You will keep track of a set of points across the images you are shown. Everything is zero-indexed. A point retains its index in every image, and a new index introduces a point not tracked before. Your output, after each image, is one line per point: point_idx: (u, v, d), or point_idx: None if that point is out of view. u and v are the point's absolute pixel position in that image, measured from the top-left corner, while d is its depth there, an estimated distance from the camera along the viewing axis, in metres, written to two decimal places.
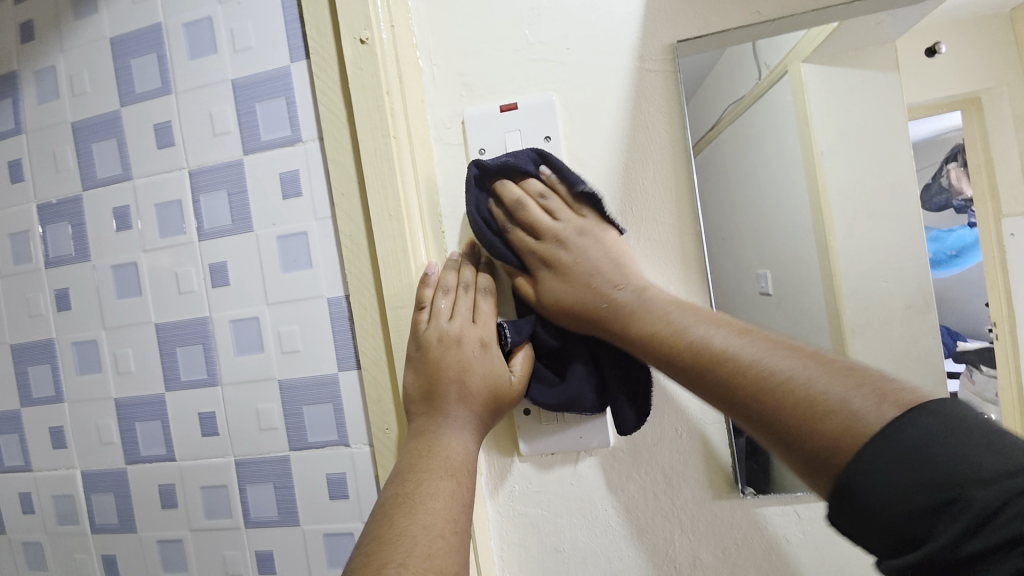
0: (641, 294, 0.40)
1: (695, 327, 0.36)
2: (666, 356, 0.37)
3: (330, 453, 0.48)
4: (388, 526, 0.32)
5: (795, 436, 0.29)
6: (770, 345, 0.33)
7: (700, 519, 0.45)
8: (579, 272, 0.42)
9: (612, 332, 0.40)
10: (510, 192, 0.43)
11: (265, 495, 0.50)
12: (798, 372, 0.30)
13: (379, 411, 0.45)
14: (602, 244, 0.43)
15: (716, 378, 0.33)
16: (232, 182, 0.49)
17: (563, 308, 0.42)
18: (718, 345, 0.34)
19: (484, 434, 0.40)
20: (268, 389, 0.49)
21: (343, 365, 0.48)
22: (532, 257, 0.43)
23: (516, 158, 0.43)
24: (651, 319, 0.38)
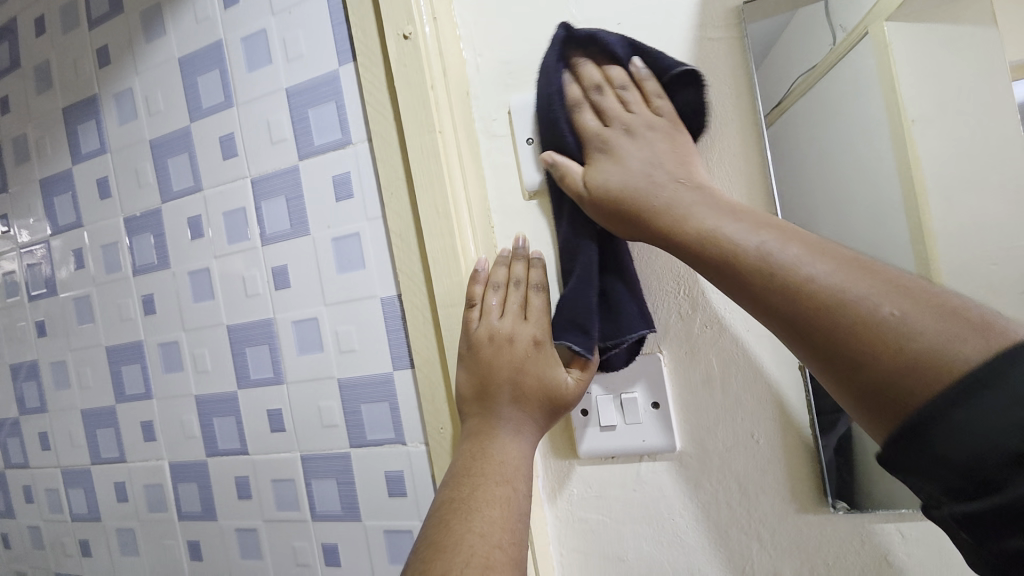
0: (692, 195, 0.35)
1: (753, 235, 0.31)
2: (717, 266, 0.32)
3: (388, 451, 0.49)
4: (445, 532, 0.31)
5: (867, 361, 0.25)
6: (850, 263, 0.28)
7: (781, 534, 0.41)
8: (634, 160, 0.39)
9: (651, 235, 0.36)
10: (589, 74, 0.42)
11: (329, 490, 0.52)
12: (883, 293, 0.26)
13: (434, 410, 0.45)
14: (667, 140, 0.39)
15: (777, 287, 0.29)
16: (290, 187, 0.51)
17: (603, 190, 0.38)
18: (787, 252, 0.29)
19: (541, 438, 0.39)
20: (328, 387, 0.51)
21: (398, 364, 0.48)
22: (594, 140, 0.41)
23: (608, 36, 0.41)
24: (693, 224, 0.34)
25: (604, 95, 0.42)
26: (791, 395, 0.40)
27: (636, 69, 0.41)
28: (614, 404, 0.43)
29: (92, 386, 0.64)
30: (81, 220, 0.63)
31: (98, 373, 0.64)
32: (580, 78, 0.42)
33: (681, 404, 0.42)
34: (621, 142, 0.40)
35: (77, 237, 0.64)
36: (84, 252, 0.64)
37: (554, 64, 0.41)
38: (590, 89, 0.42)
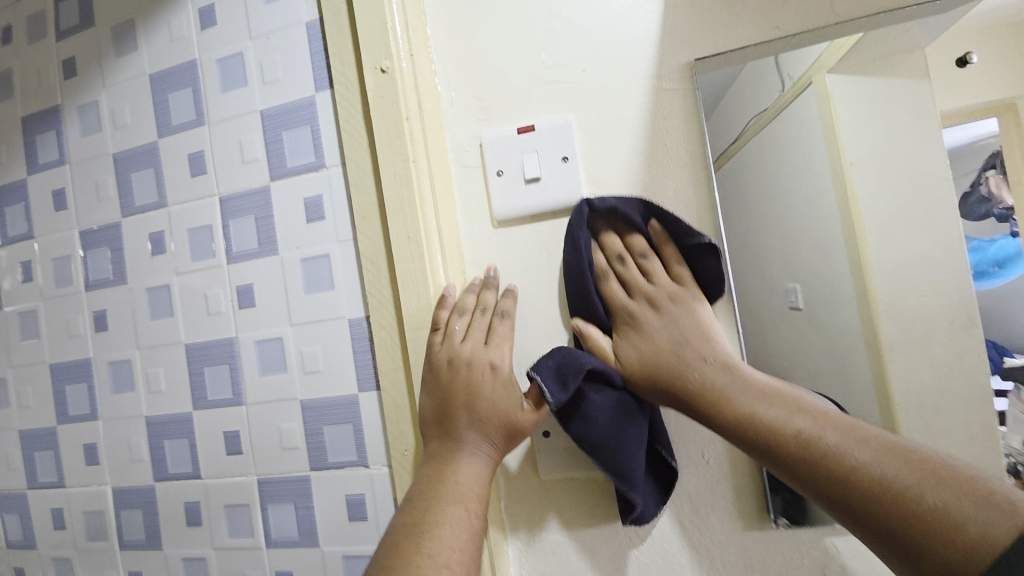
0: (727, 370, 0.39)
1: (793, 420, 0.34)
2: (760, 444, 0.35)
3: (350, 473, 0.49)
4: (396, 555, 0.32)
5: (925, 549, 0.27)
6: (887, 448, 0.31)
7: (728, 550, 0.43)
8: (663, 336, 0.42)
9: (691, 408, 0.39)
10: (612, 244, 0.45)
11: (287, 515, 0.50)
12: (921, 481, 0.29)
13: (399, 432, 0.46)
14: (691, 311, 0.43)
15: (823, 471, 0.32)
16: (260, 207, 0.51)
17: (639, 365, 0.41)
18: (823, 435, 0.33)
19: (498, 459, 0.39)
20: (290, 408, 0.50)
21: (364, 385, 0.48)
22: (621, 314, 0.43)
23: (627, 207, 0.43)
24: (736, 403, 0.37)
25: (627, 267, 0.45)
26: None
27: (654, 233, 0.44)
28: None
29: (30, 406, 0.61)
30: (31, 231, 0.61)
31: (38, 392, 0.60)
32: (602, 249, 0.45)
33: None
34: (646, 314, 0.43)
35: (26, 248, 0.61)
36: (32, 265, 0.61)
37: (581, 241, 0.43)
38: (613, 258, 0.45)
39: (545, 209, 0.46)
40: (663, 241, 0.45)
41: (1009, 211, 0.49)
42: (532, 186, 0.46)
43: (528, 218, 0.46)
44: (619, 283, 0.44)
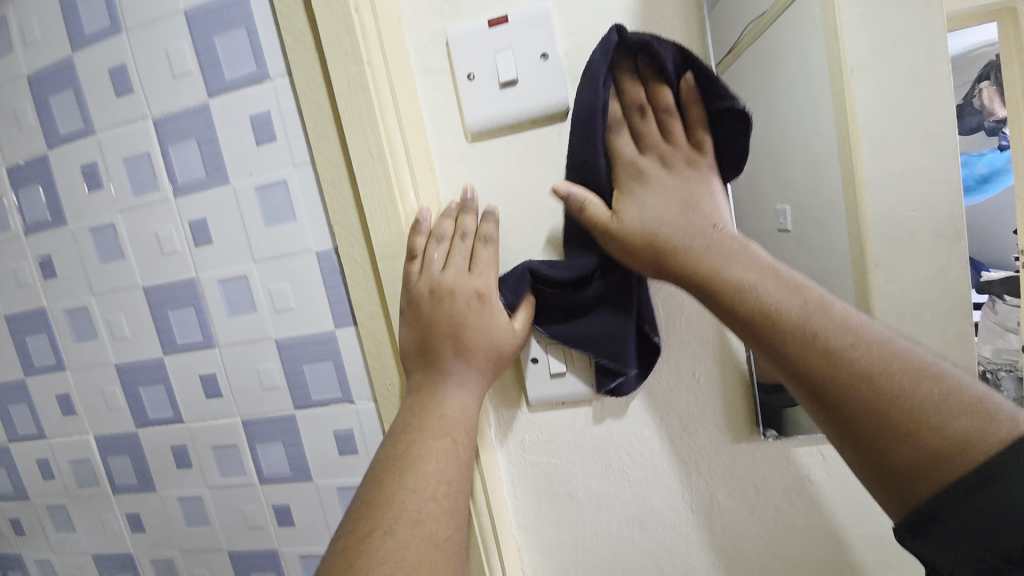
0: (727, 243, 0.36)
1: (785, 301, 0.32)
2: (745, 321, 0.33)
3: (335, 410, 0.47)
4: (379, 489, 0.31)
5: (898, 446, 0.26)
6: (883, 346, 0.29)
7: (718, 463, 0.44)
8: (671, 197, 0.38)
9: (686, 280, 0.36)
10: (630, 91, 0.38)
11: (276, 453, 0.50)
12: (921, 384, 0.27)
13: (381, 366, 0.44)
14: (704, 184, 0.39)
15: (806, 354, 0.30)
16: (201, 129, 0.45)
17: (642, 218, 0.37)
18: (832, 335, 0.30)
19: (488, 389, 0.38)
20: (265, 348, 0.48)
21: (340, 321, 0.45)
22: (627, 166, 0.38)
23: (661, 46, 0.36)
24: (726, 273, 0.34)
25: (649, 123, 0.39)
26: (731, 335, 0.42)
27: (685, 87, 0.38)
28: (563, 352, 0.43)
29: None
30: None
31: None
32: (619, 95, 0.39)
33: None
34: (657, 172, 0.38)
35: None
36: None
37: (601, 73, 0.36)
38: (630, 106, 0.39)
39: (524, 118, 0.40)
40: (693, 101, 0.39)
41: (1000, 125, 0.44)
42: (508, 91, 0.40)
43: (506, 129, 0.41)
44: (633, 141, 0.39)
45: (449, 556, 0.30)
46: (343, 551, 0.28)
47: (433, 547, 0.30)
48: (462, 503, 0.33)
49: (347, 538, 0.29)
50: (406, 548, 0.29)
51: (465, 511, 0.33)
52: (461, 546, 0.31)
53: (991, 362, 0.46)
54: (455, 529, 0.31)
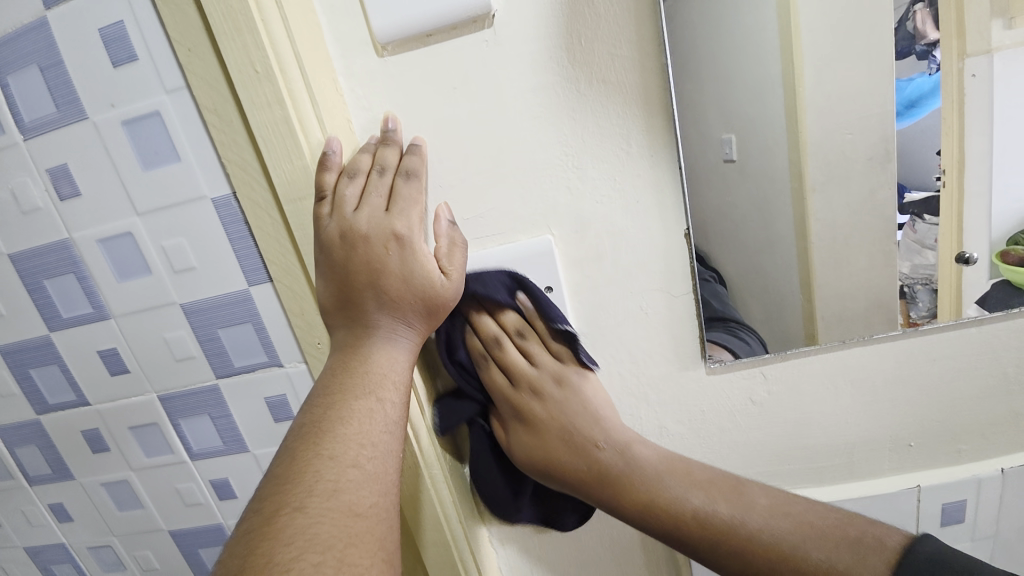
0: (556, 427, 0.43)
1: (612, 453, 0.41)
2: (602, 496, 0.42)
3: (262, 376, 0.43)
4: (291, 461, 0.27)
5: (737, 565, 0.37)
6: (681, 473, 0.40)
7: (666, 391, 0.45)
8: (553, 427, 0.43)
9: (544, 475, 0.44)
10: (485, 328, 0.43)
11: (202, 427, 0.45)
12: (706, 496, 0.39)
13: (305, 324, 0.39)
14: (579, 395, 0.43)
15: (661, 519, 0.39)
16: (39, 50, 0.36)
17: (530, 461, 0.43)
18: (643, 464, 0.41)
19: (418, 343, 0.34)
20: (170, 315, 0.42)
21: (253, 278, 0.40)
22: (506, 402, 0.44)
23: (491, 275, 0.40)
24: (566, 457, 0.43)
25: (489, 323, 0.43)
26: (679, 266, 0.41)
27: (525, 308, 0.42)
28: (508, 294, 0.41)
29: None
30: None
31: None
32: (477, 334, 0.43)
33: (576, 290, 0.42)
34: (533, 404, 0.43)
35: None
36: None
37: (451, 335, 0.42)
38: (488, 342, 0.43)
39: (443, 25, 0.34)
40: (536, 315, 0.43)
41: (934, 47, 0.43)
42: None
43: (423, 39, 0.35)
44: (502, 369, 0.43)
45: (378, 526, 0.26)
46: (247, 535, 0.24)
47: (357, 520, 0.25)
48: (392, 466, 0.29)
49: (250, 522, 0.25)
50: (321, 524, 0.24)
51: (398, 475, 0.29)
52: (395, 515, 0.28)
53: (909, 277, 0.46)
54: (384, 497, 0.27)
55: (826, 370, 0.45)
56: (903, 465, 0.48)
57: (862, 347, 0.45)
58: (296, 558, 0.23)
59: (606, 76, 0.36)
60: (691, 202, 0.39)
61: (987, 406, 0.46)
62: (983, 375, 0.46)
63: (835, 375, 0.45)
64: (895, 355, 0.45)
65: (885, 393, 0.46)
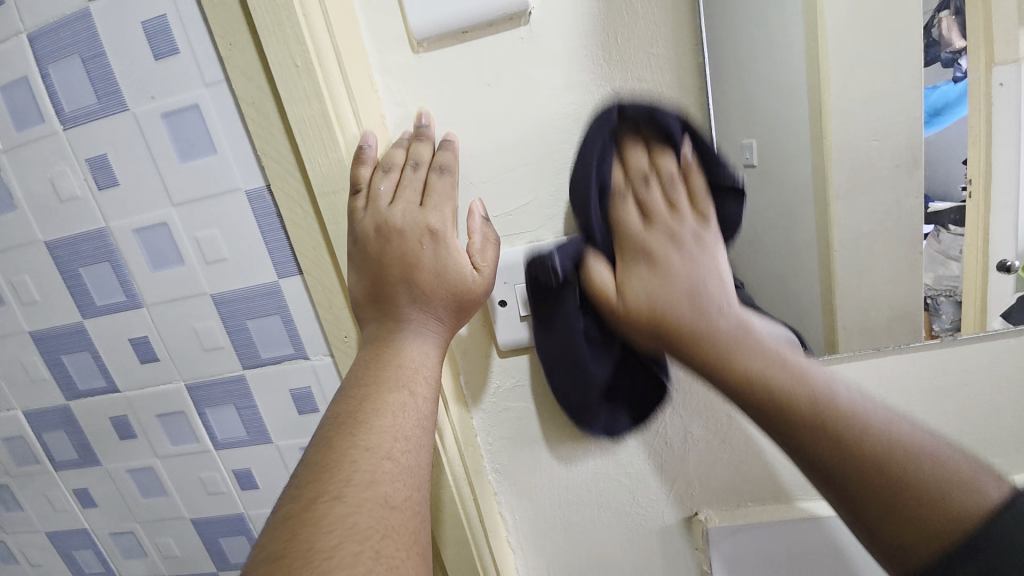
0: (717, 315, 0.37)
1: (792, 362, 0.35)
2: (722, 378, 0.36)
3: (288, 367, 0.43)
4: (326, 451, 0.27)
5: (903, 515, 0.30)
6: (862, 401, 0.33)
7: (690, 394, 0.45)
8: (680, 279, 0.37)
9: (669, 343, 0.37)
10: (635, 162, 0.37)
11: (227, 416, 0.46)
12: (904, 424, 0.32)
13: (333, 317, 0.40)
14: (710, 256, 0.38)
15: (820, 432, 0.33)
16: (85, 43, 0.37)
17: (648, 309, 0.37)
18: (821, 394, 0.34)
19: (448, 338, 0.34)
20: (201, 305, 0.42)
21: (283, 271, 0.40)
22: (627, 243, 0.38)
23: (667, 113, 0.35)
24: (714, 326, 0.36)
25: (638, 159, 0.37)
26: None
27: (687, 160, 0.37)
28: None
29: None
30: None
31: None
32: (623, 165, 0.37)
33: None
34: (669, 252, 0.37)
35: None
36: None
37: (594, 155, 0.36)
38: (633, 178, 0.37)
39: (482, 23, 0.34)
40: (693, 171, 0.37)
41: (959, 54, 0.44)
42: None
43: (460, 37, 0.35)
44: (609, 268, 0.39)
45: (412, 518, 0.26)
46: (286, 521, 0.24)
47: (392, 511, 0.26)
48: (424, 460, 0.29)
49: (288, 509, 0.25)
50: (359, 514, 0.24)
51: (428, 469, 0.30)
52: (426, 509, 0.28)
53: (932, 289, 0.47)
54: (416, 490, 0.28)
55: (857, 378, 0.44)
56: None
57: (895, 355, 0.44)
58: (337, 546, 0.23)
59: (640, 75, 0.36)
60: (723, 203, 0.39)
61: None
62: None
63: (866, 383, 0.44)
64: (930, 364, 0.43)
65: (918, 404, 0.45)
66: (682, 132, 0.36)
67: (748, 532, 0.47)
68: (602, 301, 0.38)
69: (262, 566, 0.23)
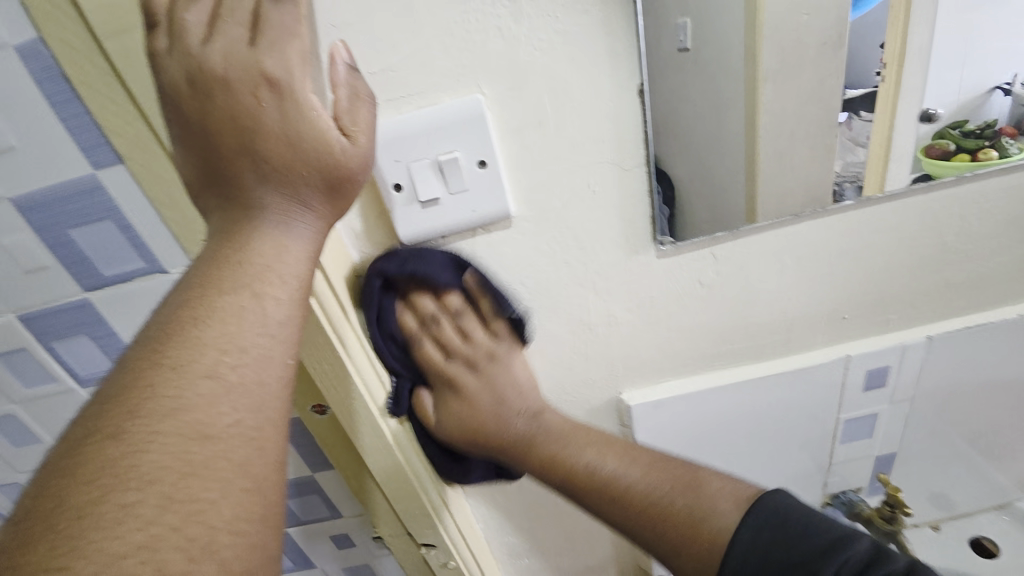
0: (536, 424, 0.46)
1: (586, 454, 0.43)
2: (557, 476, 0.44)
3: (144, 285, 0.36)
4: (130, 369, 0.22)
5: (688, 543, 0.36)
6: (651, 463, 0.41)
7: (614, 278, 0.42)
8: (482, 397, 0.46)
9: (509, 456, 0.46)
10: (426, 307, 0.43)
11: (84, 349, 0.39)
12: (653, 480, 0.40)
13: (184, 217, 0.32)
14: (507, 371, 0.46)
15: (617, 509, 0.41)
16: None
17: (460, 432, 0.46)
18: (615, 471, 0.41)
19: (315, 226, 0.27)
20: (1, 214, 0.33)
21: (100, 161, 0.31)
22: (440, 380, 0.46)
23: (436, 270, 0.38)
24: (547, 445, 0.45)
25: (428, 308, 0.43)
26: (630, 133, 0.36)
27: (469, 286, 0.40)
28: (433, 171, 0.35)
29: None
30: None
31: None
32: (415, 310, 0.43)
33: (512, 165, 0.36)
34: (466, 378, 0.46)
35: None
36: None
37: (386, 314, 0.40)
38: (424, 320, 0.43)
39: None
40: (481, 293, 0.41)
41: None
42: None
43: None
44: (434, 342, 0.44)
45: (236, 448, 0.21)
46: (57, 460, 0.20)
47: (203, 444, 0.21)
48: (273, 375, 0.24)
49: (64, 443, 0.21)
50: (146, 452, 0.20)
51: (283, 385, 0.24)
52: (270, 433, 0.23)
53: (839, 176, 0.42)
54: (253, 413, 0.23)
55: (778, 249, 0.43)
56: (838, 338, 0.49)
57: (809, 221, 0.42)
58: (104, 495, 0.19)
59: None
60: (645, 50, 0.33)
61: (918, 280, 0.47)
62: (922, 246, 0.45)
63: (784, 254, 0.43)
64: (842, 227, 0.43)
65: (829, 272, 0.45)
66: (457, 277, 0.39)
67: (667, 403, 0.49)
68: (429, 360, 0.44)
69: (25, 506, 0.19)
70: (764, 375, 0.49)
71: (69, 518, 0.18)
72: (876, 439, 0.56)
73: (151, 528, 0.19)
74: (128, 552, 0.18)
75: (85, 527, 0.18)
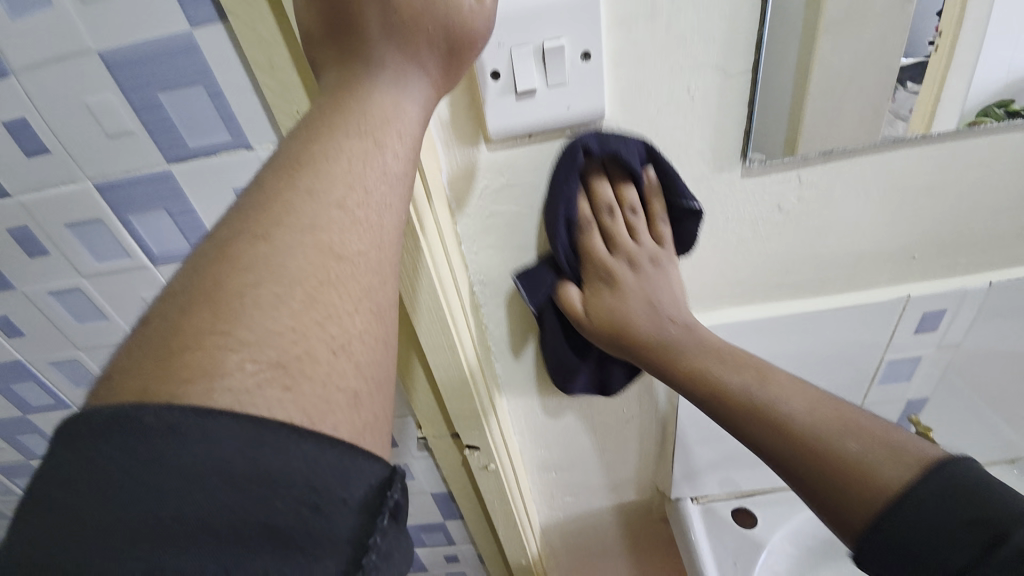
0: (687, 330, 0.42)
1: (765, 391, 0.38)
2: (709, 398, 0.40)
3: (229, 161, 0.35)
4: (263, 187, 0.23)
5: (843, 493, 0.33)
6: (823, 407, 0.36)
7: (694, 196, 0.42)
8: (634, 296, 0.42)
9: (636, 356, 0.43)
10: (602, 194, 0.42)
11: (162, 226, 0.38)
12: (859, 442, 0.33)
13: (278, 85, 0.30)
14: (663, 277, 0.43)
15: (779, 462, 0.36)
16: None
17: (603, 326, 0.43)
18: (798, 415, 0.36)
19: (431, 85, 0.26)
20: (89, 70, 0.31)
21: (196, 15, 0.29)
22: (597, 269, 0.43)
23: (631, 150, 0.37)
24: (688, 355, 0.41)
25: (601, 183, 0.42)
26: (744, 36, 0.34)
27: (648, 178, 0.40)
28: (534, 60, 0.33)
29: None
30: None
31: None
32: (591, 198, 0.42)
33: (616, 60, 0.34)
34: (624, 275, 0.42)
35: None
36: None
37: (561, 203, 0.39)
38: (600, 209, 0.42)
39: None
40: (654, 193, 0.42)
41: None
42: None
43: None
44: (601, 233, 0.43)
45: (365, 273, 0.22)
46: (206, 252, 0.21)
47: (337, 263, 0.22)
48: (391, 223, 0.24)
49: (211, 239, 0.22)
50: (288, 257, 0.21)
51: (399, 234, 0.24)
52: (392, 270, 0.23)
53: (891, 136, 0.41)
54: (377, 249, 0.23)
55: (861, 177, 0.42)
56: (898, 278, 0.50)
57: (903, 149, 0.41)
58: (255, 285, 0.20)
59: None
60: None
61: (992, 224, 0.47)
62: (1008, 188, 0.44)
63: (867, 185, 0.43)
64: (933, 158, 0.42)
65: (908, 206, 0.44)
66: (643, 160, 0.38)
67: (719, 329, 0.50)
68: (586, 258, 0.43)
69: (183, 281, 0.21)
70: (820, 309, 0.50)
71: (227, 295, 0.20)
72: (910, 383, 0.58)
73: (296, 322, 0.20)
74: (279, 335, 0.20)
75: (241, 306, 0.20)
